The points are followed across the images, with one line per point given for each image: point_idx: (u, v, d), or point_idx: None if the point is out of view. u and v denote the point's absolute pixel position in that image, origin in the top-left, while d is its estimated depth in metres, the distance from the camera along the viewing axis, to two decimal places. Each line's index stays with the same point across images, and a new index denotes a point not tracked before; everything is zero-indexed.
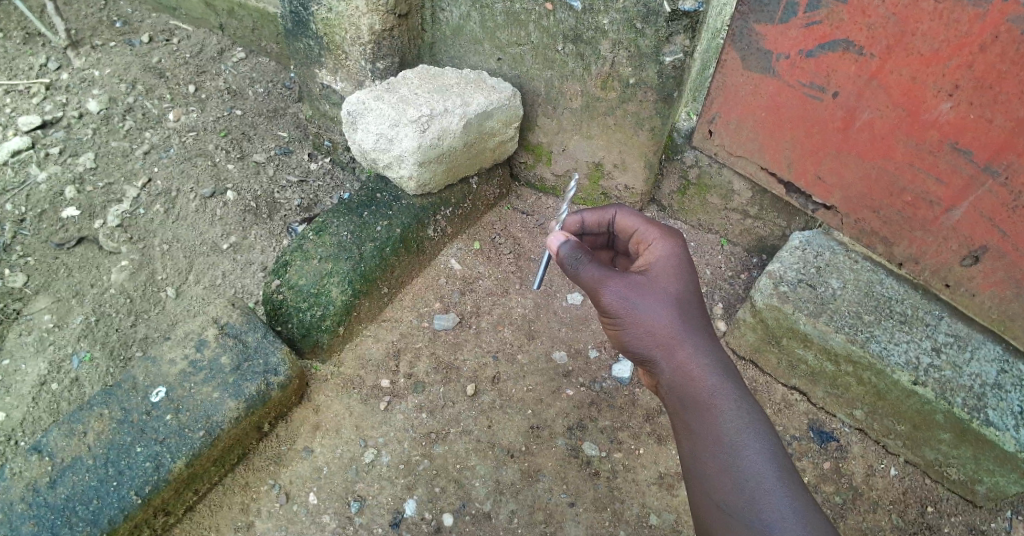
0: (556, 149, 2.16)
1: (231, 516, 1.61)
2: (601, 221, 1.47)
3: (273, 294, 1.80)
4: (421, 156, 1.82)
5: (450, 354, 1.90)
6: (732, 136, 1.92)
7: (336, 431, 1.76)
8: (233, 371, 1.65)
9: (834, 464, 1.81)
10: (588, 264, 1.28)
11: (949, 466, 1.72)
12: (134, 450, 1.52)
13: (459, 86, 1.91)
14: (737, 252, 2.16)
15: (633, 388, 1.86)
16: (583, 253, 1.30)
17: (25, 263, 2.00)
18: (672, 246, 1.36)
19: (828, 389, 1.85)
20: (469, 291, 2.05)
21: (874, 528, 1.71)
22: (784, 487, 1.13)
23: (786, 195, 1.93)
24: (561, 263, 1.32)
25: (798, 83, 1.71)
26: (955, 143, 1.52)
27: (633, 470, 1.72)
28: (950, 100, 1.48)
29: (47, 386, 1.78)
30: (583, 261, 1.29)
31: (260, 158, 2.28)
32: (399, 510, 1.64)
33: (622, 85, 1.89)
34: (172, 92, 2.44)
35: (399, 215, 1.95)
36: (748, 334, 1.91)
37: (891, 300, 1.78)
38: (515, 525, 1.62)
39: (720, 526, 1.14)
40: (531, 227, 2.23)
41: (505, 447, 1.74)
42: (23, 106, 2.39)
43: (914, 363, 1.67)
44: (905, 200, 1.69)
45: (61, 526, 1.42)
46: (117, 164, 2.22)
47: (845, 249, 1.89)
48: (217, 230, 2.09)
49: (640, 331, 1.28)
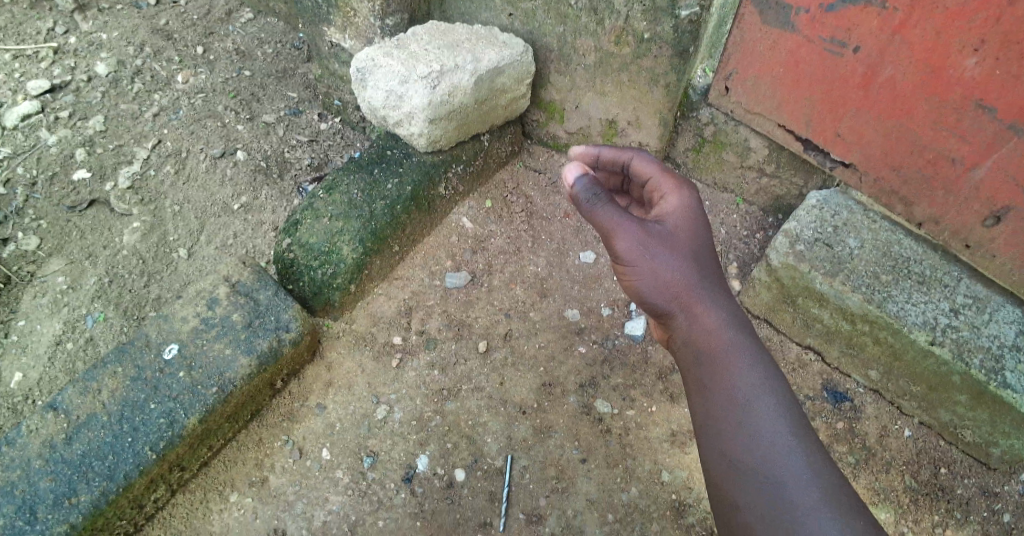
0: (569, 106, 2.12)
1: (245, 471, 1.63)
2: (616, 162, 1.43)
3: (284, 253, 1.79)
4: (432, 113, 1.80)
5: (462, 311, 1.90)
6: (749, 93, 1.88)
7: (348, 388, 1.76)
8: (245, 328, 1.65)
9: (847, 424, 1.79)
10: (605, 204, 1.24)
11: (964, 428, 1.71)
12: (148, 406, 1.53)
13: (469, 41, 1.88)
14: (752, 210, 2.12)
15: (646, 345, 1.86)
16: (600, 191, 1.26)
17: (38, 227, 2.00)
18: (689, 196, 1.33)
19: (843, 349, 1.83)
20: (481, 249, 2.04)
21: (886, 488, 1.70)
22: (797, 446, 1.09)
23: (803, 153, 1.89)
24: (575, 200, 1.28)
25: (818, 38, 1.66)
26: (980, 102, 1.48)
27: (645, 428, 1.73)
28: (976, 56, 1.44)
29: (62, 346, 1.79)
30: (600, 200, 1.25)
31: (270, 118, 2.26)
32: (411, 465, 1.65)
33: (636, 40, 1.86)
34: (180, 54, 2.40)
35: (409, 172, 1.93)
36: (763, 294, 1.89)
37: (910, 261, 1.74)
38: (527, 481, 1.64)
39: (732, 486, 1.10)
40: (544, 185, 2.21)
41: (517, 404, 1.75)
42: (31, 72, 2.32)
43: (932, 323, 1.65)
44: (926, 160, 1.65)
45: (78, 481, 1.44)
46: (127, 126, 2.19)
47: (864, 208, 1.84)
48: (228, 190, 2.09)
49: (655, 281, 1.26)
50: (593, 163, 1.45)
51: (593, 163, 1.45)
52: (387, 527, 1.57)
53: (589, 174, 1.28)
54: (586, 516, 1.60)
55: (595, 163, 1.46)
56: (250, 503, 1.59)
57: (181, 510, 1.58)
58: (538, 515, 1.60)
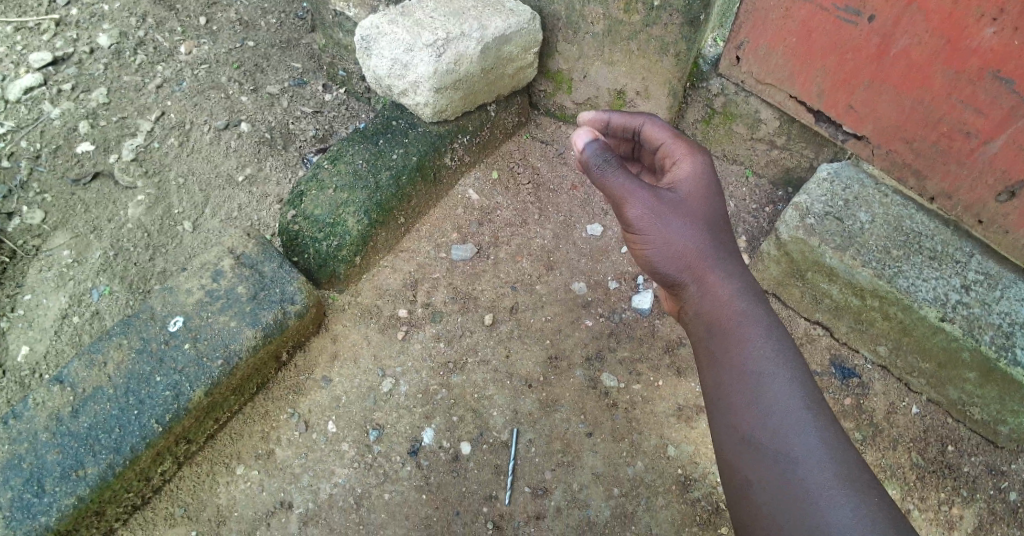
0: (576, 75, 2.09)
1: (251, 445, 1.64)
2: (626, 127, 1.41)
3: (289, 225, 1.78)
4: (437, 82, 1.78)
5: (468, 284, 1.89)
6: (761, 63, 1.85)
7: (354, 360, 1.76)
8: (250, 300, 1.64)
9: (855, 400, 1.78)
10: (615, 171, 1.23)
11: (972, 406, 1.70)
12: (154, 379, 1.53)
13: (475, 8, 1.85)
14: (762, 184, 2.10)
15: (653, 319, 1.85)
16: (611, 157, 1.24)
17: (43, 200, 1.98)
18: (701, 163, 1.31)
19: (852, 324, 1.81)
20: (486, 221, 2.02)
21: (893, 465, 1.69)
22: (811, 420, 1.08)
23: (815, 125, 1.86)
24: (585, 166, 1.26)
25: (832, 7, 1.62)
26: (997, 73, 1.45)
27: (651, 402, 1.72)
28: (994, 26, 1.40)
29: (68, 319, 1.79)
30: (610, 166, 1.23)
31: (274, 89, 2.25)
32: (417, 439, 1.65)
33: (645, 7, 1.84)
34: (183, 25, 2.37)
35: (415, 143, 1.91)
36: (772, 268, 1.87)
37: (921, 236, 1.72)
38: (533, 454, 1.64)
39: (743, 459, 1.09)
40: (551, 156, 2.18)
41: (523, 377, 1.74)
42: (33, 44, 2.27)
43: (942, 299, 1.63)
44: (940, 132, 1.62)
45: (85, 454, 1.44)
46: (130, 99, 2.17)
47: (876, 182, 1.81)
48: (233, 162, 2.08)
49: (667, 250, 1.24)
50: (604, 130, 1.44)
51: (603, 128, 1.44)
52: (393, 499, 1.58)
53: (599, 140, 1.26)
54: (592, 490, 1.59)
55: (605, 129, 1.44)
56: (256, 476, 1.60)
57: (188, 482, 1.58)
58: (543, 488, 1.60)
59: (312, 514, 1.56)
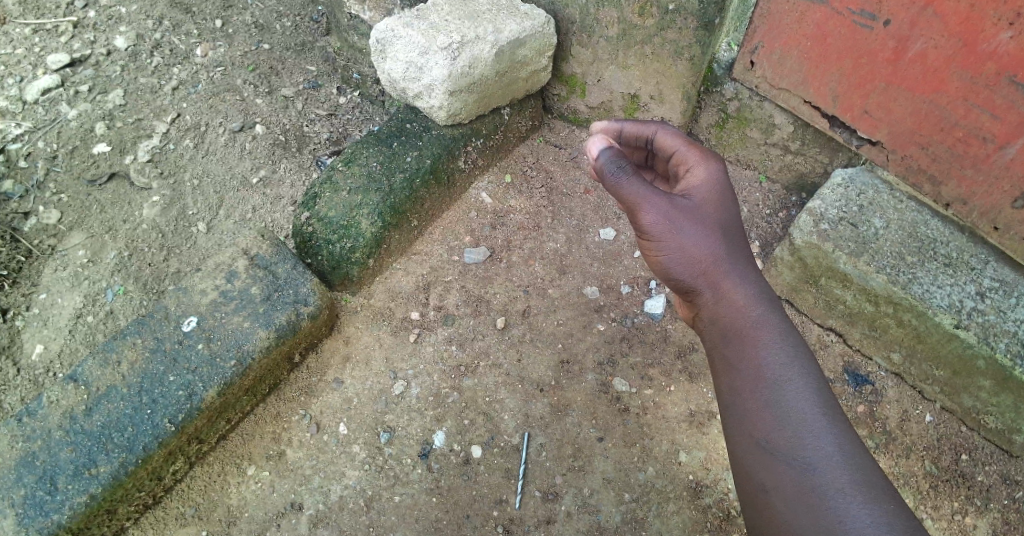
0: (590, 80, 2.10)
1: (263, 445, 1.64)
2: (639, 135, 1.41)
3: (303, 226, 1.79)
4: (452, 85, 1.79)
5: (480, 287, 1.90)
6: (774, 67, 1.85)
7: (366, 362, 1.77)
8: (264, 301, 1.65)
9: (868, 407, 1.77)
10: (630, 177, 1.23)
11: (987, 415, 1.69)
12: (167, 378, 1.53)
13: (491, 12, 1.86)
14: (775, 189, 2.10)
15: (664, 324, 1.85)
16: (625, 164, 1.24)
17: (59, 200, 2.00)
18: (715, 169, 1.31)
19: (865, 330, 1.80)
20: (499, 225, 2.02)
21: (906, 473, 1.68)
22: (828, 427, 1.07)
23: (830, 130, 1.85)
24: (599, 173, 1.27)
25: (847, 11, 1.62)
26: (1013, 78, 1.44)
27: (663, 407, 1.72)
28: (1011, 30, 1.39)
29: (83, 318, 1.80)
30: (624, 173, 1.24)
31: (289, 92, 2.28)
32: (428, 441, 1.65)
33: (660, 11, 1.85)
34: (199, 28, 2.38)
35: (429, 146, 1.92)
36: (785, 274, 1.86)
37: (935, 242, 1.71)
38: (544, 459, 1.64)
39: (760, 465, 1.08)
40: (564, 161, 2.18)
41: (534, 381, 1.74)
42: (51, 45, 2.28)
43: (957, 306, 1.61)
44: (955, 137, 1.61)
45: (98, 452, 1.45)
46: (147, 100, 2.18)
47: (890, 188, 1.81)
48: (247, 164, 2.10)
49: (681, 256, 1.24)
50: (616, 137, 1.44)
51: (617, 137, 1.44)
52: (403, 502, 1.58)
53: (613, 147, 1.26)
54: (602, 495, 1.59)
55: (618, 137, 1.45)
56: (267, 477, 1.60)
57: (199, 482, 1.59)
58: (554, 492, 1.59)
59: (322, 515, 1.56)
